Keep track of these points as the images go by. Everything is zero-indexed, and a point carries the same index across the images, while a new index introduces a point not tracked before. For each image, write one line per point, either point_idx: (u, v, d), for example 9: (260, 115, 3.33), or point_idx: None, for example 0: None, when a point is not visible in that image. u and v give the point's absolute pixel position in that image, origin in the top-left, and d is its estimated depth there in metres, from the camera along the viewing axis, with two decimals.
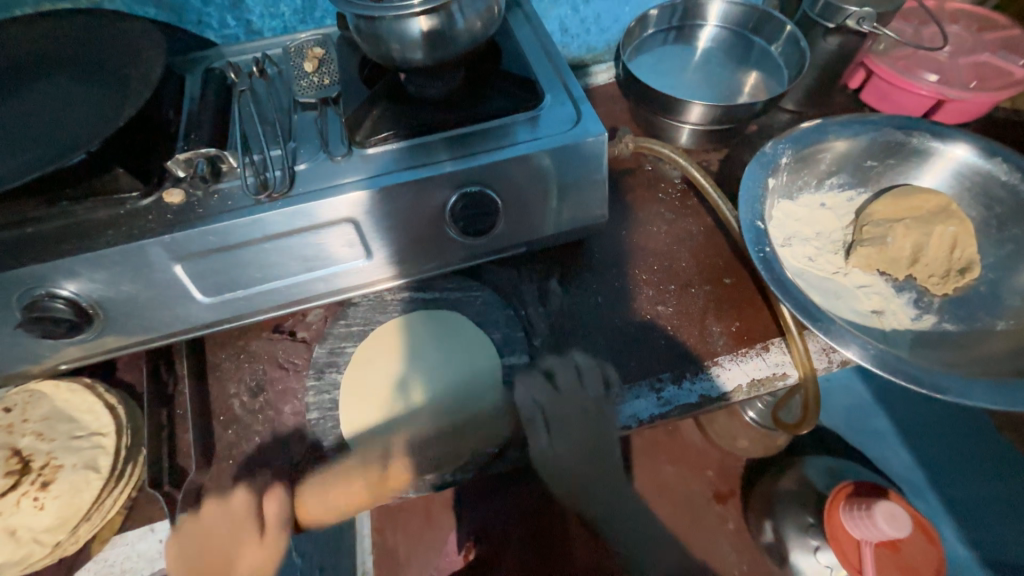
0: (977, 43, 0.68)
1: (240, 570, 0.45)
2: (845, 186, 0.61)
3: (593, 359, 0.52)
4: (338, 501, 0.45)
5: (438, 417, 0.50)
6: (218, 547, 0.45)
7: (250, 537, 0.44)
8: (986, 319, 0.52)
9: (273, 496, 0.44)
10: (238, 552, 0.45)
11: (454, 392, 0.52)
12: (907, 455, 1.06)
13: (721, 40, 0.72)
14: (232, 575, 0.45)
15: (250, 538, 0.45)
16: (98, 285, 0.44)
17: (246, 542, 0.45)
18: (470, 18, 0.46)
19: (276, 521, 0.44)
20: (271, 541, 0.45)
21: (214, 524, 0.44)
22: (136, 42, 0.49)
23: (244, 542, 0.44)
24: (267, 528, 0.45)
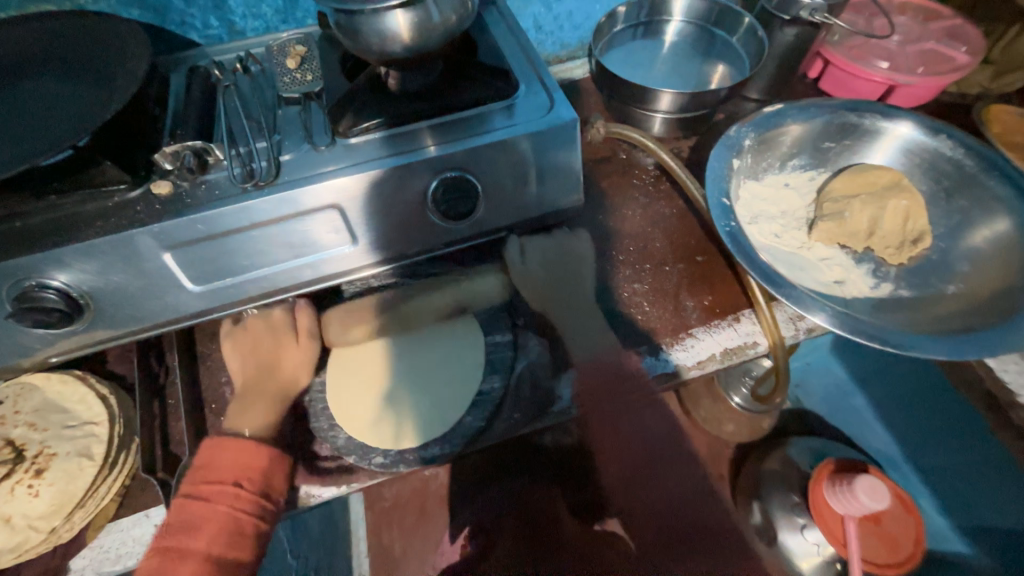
0: (924, 32, 0.73)
1: (284, 367, 0.53)
2: (806, 167, 0.65)
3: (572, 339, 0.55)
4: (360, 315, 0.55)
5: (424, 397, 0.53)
6: (267, 350, 0.52)
7: (289, 340, 0.54)
8: (938, 284, 0.55)
9: (305, 313, 0.55)
10: (280, 357, 0.53)
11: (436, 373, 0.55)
12: (885, 431, 1.10)
13: (687, 34, 0.76)
14: (278, 377, 0.52)
15: (289, 339, 0.54)
16: (88, 276, 0.45)
17: (285, 342, 0.54)
18: (446, 11, 0.48)
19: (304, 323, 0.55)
20: (308, 343, 0.54)
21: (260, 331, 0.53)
22: (120, 41, 0.51)
23: (288, 340, 0.54)
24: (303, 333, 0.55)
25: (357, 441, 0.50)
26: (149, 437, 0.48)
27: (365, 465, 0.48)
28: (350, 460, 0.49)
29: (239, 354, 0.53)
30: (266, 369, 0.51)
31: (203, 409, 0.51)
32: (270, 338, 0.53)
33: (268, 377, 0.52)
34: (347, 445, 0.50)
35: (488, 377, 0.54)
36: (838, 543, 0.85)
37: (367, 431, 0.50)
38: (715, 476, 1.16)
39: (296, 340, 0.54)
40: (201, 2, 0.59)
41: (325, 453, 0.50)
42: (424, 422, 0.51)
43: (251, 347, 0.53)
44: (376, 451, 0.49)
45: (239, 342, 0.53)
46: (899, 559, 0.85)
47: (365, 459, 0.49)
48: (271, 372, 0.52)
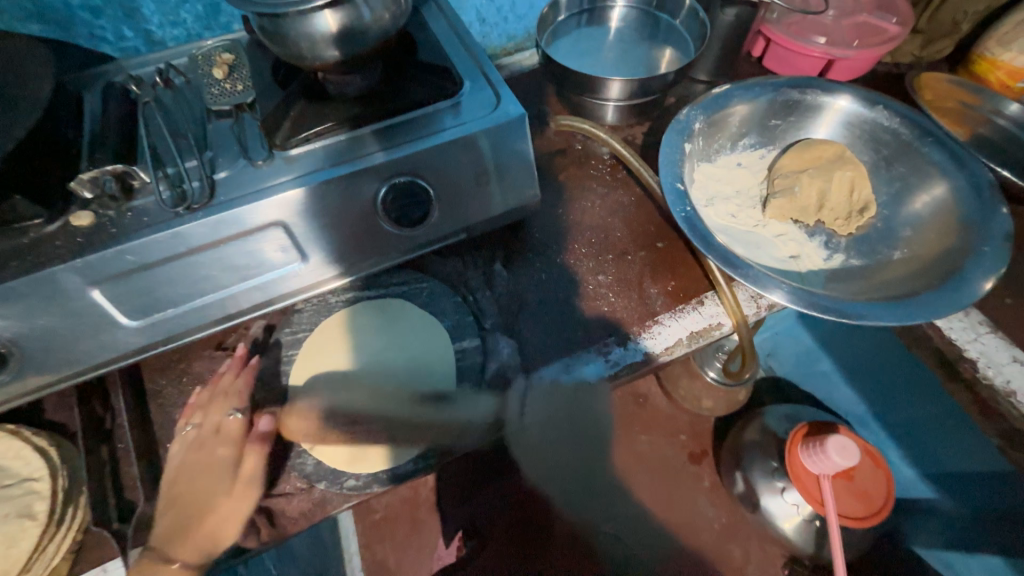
0: (857, 5, 0.75)
1: (218, 512, 0.45)
2: (756, 145, 0.66)
3: (541, 338, 0.54)
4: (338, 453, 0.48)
5: (394, 411, 0.51)
6: (201, 488, 0.46)
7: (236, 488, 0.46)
8: (885, 250, 0.57)
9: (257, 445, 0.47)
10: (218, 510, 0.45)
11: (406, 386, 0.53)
12: (851, 391, 1.15)
13: (631, 19, 0.75)
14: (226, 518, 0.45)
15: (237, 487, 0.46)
16: (8, 322, 0.41)
17: (219, 486, 0.46)
18: (377, 10, 0.46)
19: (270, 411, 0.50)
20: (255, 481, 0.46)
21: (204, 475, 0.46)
22: (17, 59, 0.46)
23: (222, 485, 0.46)
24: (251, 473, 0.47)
25: (326, 465, 0.48)
26: (99, 487, 0.45)
27: (338, 489, 0.47)
28: (321, 486, 0.47)
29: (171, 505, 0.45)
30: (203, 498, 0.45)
31: (158, 450, 0.48)
32: (203, 451, 0.47)
33: (198, 501, 0.45)
34: (316, 471, 0.48)
35: (459, 385, 0.52)
36: (816, 503, 0.88)
37: (335, 459, 0.48)
38: (698, 451, 1.19)
39: (233, 473, 0.47)
40: (110, 11, 0.55)
41: (294, 481, 0.47)
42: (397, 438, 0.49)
43: (179, 484, 0.46)
44: (349, 473, 0.47)
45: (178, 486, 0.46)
46: (874, 510, 0.89)
47: (337, 482, 0.47)
48: (207, 514, 0.46)
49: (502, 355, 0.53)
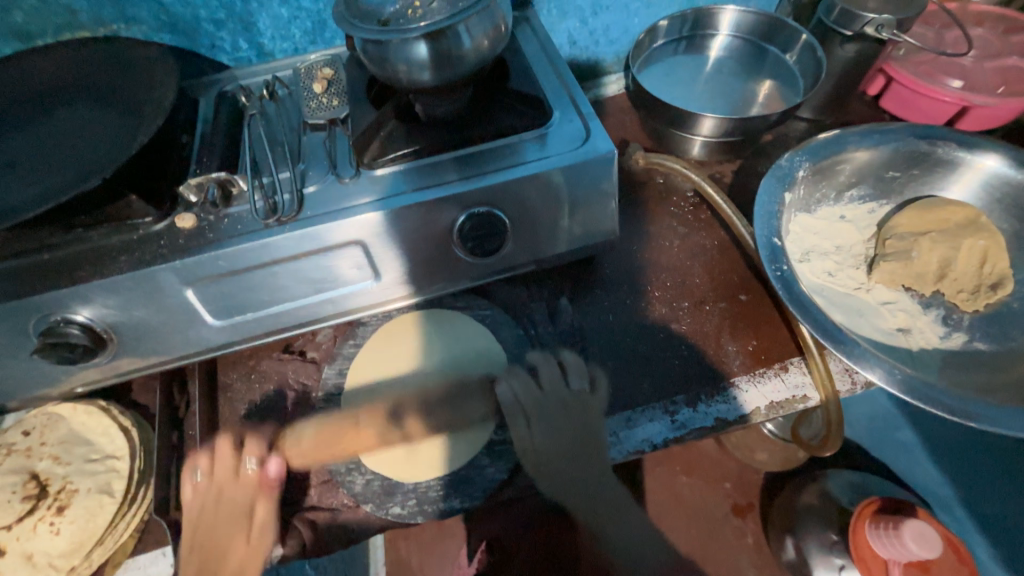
0: (1004, 46, 0.65)
1: (227, 568, 0.44)
2: (866, 198, 0.59)
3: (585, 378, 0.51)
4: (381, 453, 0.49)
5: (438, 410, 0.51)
6: (219, 538, 0.45)
7: (238, 536, 0.45)
8: (1021, 337, 0.49)
9: (264, 497, 0.47)
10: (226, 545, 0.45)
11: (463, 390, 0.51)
12: (938, 472, 1.01)
13: (733, 49, 0.71)
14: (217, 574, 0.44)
15: (240, 535, 0.45)
16: (111, 310, 0.45)
17: (236, 536, 0.45)
18: (477, 37, 0.45)
19: (263, 526, 0.46)
20: (259, 537, 0.45)
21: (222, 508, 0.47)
22: (150, 69, 0.50)
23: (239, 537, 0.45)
24: (254, 524, 0.46)
25: (375, 485, 0.48)
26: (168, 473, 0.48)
27: (382, 514, 0.46)
28: (367, 508, 0.47)
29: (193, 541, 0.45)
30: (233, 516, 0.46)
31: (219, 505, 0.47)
32: (238, 489, 0.47)
33: (208, 553, 0.45)
34: (363, 492, 0.47)
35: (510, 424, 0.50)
36: None
37: (385, 488, 0.48)
38: (743, 504, 1.09)
39: (249, 524, 0.46)
40: (230, 24, 0.59)
41: (342, 497, 0.47)
42: (446, 446, 0.49)
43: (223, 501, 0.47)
44: (394, 501, 0.47)
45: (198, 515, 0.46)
46: None
47: (382, 508, 0.47)
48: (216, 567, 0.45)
49: (565, 409, 0.50)
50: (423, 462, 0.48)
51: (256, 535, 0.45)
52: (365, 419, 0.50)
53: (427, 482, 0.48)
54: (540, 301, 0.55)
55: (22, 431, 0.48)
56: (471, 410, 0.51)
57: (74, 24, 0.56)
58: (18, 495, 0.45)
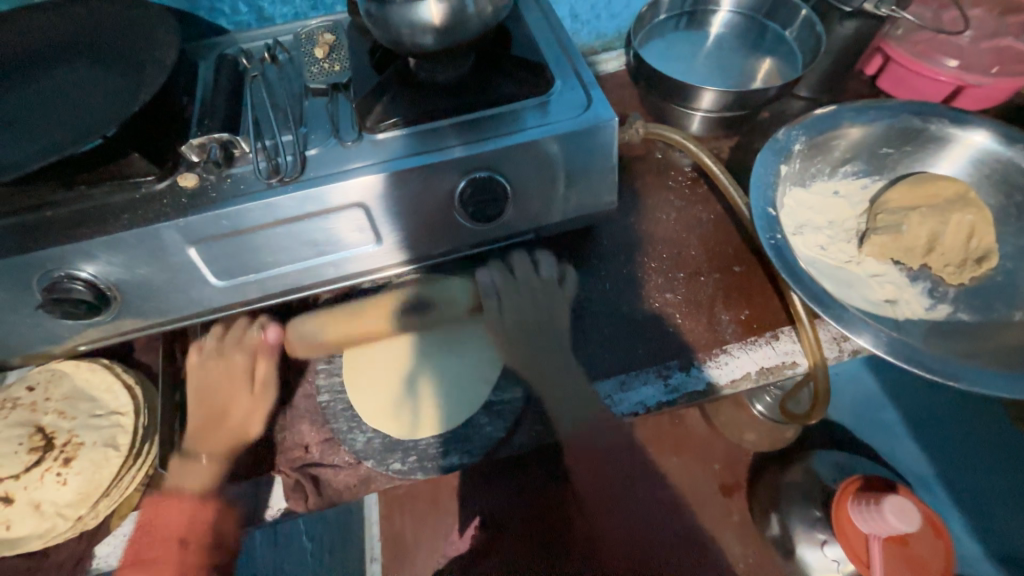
0: (1001, 27, 0.66)
1: (233, 415, 0.51)
2: (860, 174, 0.60)
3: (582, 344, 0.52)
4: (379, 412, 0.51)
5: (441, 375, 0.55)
6: (219, 398, 0.52)
7: (243, 388, 0.52)
8: (1003, 308, 0.51)
9: (264, 357, 0.53)
10: (229, 400, 0.51)
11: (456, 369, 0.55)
12: (919, 451, 1.04)
13: (734, 25, 0.71)
14: (225, 425, 0.50)
15: (242, 388, 0.52)
16: (115, 268, 0.45)
17: (239, 391, 0.52)
18: (481, 1, 0.45)
19: (264, 376, 0.52)
20: (261, 391, 0.52)
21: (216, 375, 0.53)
22: (149, 28, 0.50)
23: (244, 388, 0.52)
24: (256, 380, 0.53)
25: (376, 443, 0.49)
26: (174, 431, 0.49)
27: (383, 470, 0.48)
28: (368, 464, 0.48)
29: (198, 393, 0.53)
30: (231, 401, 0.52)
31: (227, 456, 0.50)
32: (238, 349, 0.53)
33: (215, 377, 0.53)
34: (365, 449, 0.49)
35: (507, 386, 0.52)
36: (861, 565, 0.81)
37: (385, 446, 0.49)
38: (731, 483, 1.11)
39: (249, 381, 0.52)
40: None
41: (343, 455, 0.49)
42: (445, 409, 0.52)
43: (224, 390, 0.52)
44: (394, 457, 0.48)
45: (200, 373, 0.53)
46: None
47: (383, 464, 0.48)
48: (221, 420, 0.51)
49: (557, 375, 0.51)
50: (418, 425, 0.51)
51: (258, 388, 0.52)
52: (365, 387, 0.53)
53: (428, 440, 0.49)
54: (536, 272, 0.56)
55: (25, 387, 0.49)
56: (469, 381, 0.54)
57: None
58: (25, 446, 0.47)
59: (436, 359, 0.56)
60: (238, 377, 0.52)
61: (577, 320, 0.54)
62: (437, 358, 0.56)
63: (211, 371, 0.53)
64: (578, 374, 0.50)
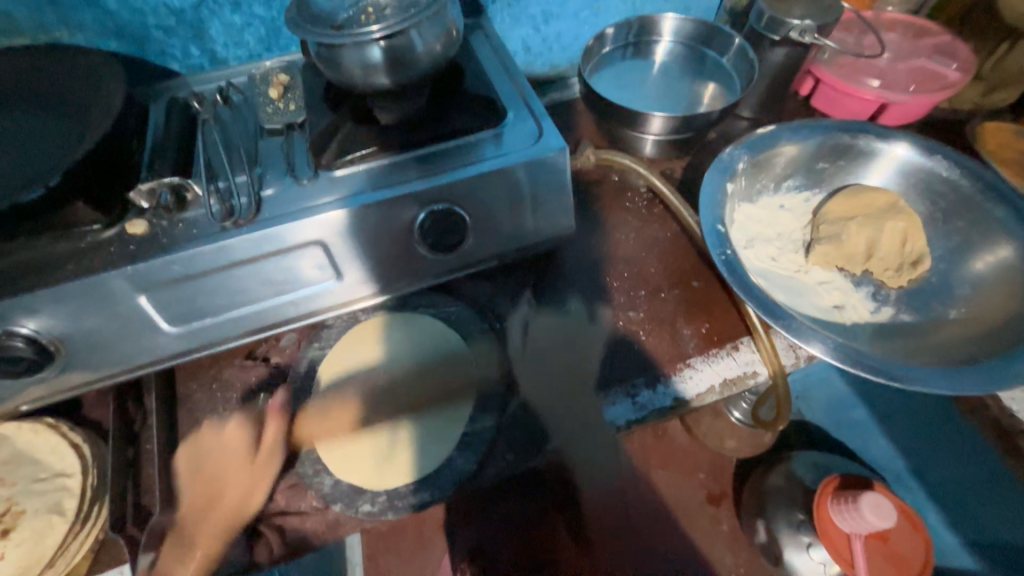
0: (914, 49, 0.72)
1: (231, 495, 0.47)
2: (801, 187, 0.64)
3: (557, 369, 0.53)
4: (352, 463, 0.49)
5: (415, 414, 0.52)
6: (217, 480, 0.47)
7: (245, 459, 0.48)
8: (940, 307, 0.54)
9: (273, 420, 0.49)
10: (228, 481, 0.47)
11: (431, 403, 0.52)
12: (889, 446, 1.08)
13: (676, 53, 0.75)
14: (224, 505, 0.46)
15: (243, 459, 0.48)
16: (58, 322, 0.43)
17: (239, 470, 0.48)
18: (430, 41, 0.47)
19: (270, 448, 0.48)
20: (263, 461, 0.48)
21: (212, 449, 0.48)
22: (94, 75, 0.49)
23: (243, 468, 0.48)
24: (260, 448, 0.48)
25: (344, 485, 0.48)
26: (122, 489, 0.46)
27: (353, 512, 0.46)
28: (337, 508, 0.47)
29: (193, 468, 0.48)
30: (235, 462, 0.48)
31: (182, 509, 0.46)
32: (225, 449, 0.48)
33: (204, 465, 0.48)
34: (333, 492, 0.47)
35: (480, 417, 0.50)
36: (845, 564, 0.82)
37: (353, 488, 0.48)
38: (717, 492, 1.11)
39: (253, 450, 0.48)
40: (180, 31, 0.58)
41: (310, 500, 0.47)
42: (420, 452, 0.50)
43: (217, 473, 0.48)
44: (364, 498, 0.47)
45: (191, 457, 0.48)
46: None
47: (352, 506, 0.47)
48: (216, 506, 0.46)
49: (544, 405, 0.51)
50: (391, 470, 0.49)
51: (261, 458, 0.48)
52: (332, 432, 0.50)
53: (398, 478, 0.48)
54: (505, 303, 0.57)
55: None
56: (441, 421, 0.51)
57: (11, 31, 0.54)
58: None
59: (410, 397, 0.53)
60: (238, 445, 0.48)
61: (545, 345, 0.54)
62: (411, 394, 0.53)
63: (214, 466, 0.48)
64: (546, 403, 0.51)
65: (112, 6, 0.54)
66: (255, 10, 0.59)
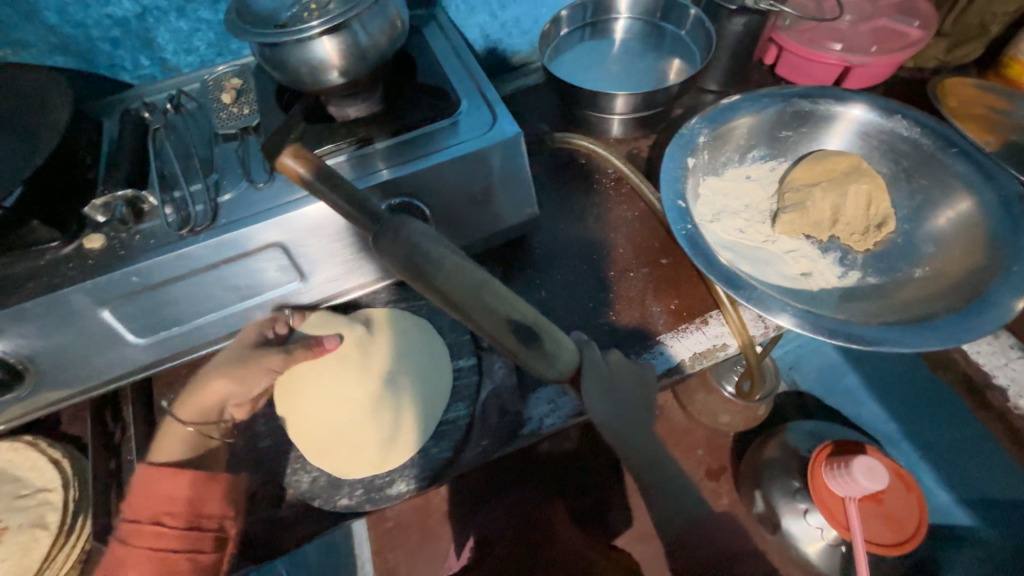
0: (876, 9, 0.71)
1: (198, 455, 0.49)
2: (766, 157, 0.64)
3: None
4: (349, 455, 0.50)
5: (405, 397, 0.54)
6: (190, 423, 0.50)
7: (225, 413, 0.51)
8: (905, 267, 0.54)
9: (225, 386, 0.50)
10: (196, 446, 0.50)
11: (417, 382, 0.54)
12: (881, 410, 1.09)
13: (636, 31, 0.74)
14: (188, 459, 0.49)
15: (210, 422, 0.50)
16: (24, 341, 0.43)
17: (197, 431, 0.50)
18: (373, 33, 0.46)
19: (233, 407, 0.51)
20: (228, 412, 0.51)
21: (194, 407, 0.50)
22: (40, 91, 0.49)
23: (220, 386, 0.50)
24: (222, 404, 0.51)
25: (321, 481, 0.48)
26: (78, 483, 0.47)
27: (331, 507, 0.46)
28: (316, 504, 0.47)
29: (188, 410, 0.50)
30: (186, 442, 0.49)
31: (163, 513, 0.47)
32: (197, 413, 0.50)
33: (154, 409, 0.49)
34: (310, 490, 0.48)
35: (453, 404, 0.52)
36: (842, 527, 0.82)
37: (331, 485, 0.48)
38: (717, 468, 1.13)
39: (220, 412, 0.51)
40: (128, 42, 0.58)
41: (290, 500, 0.47)
42: (416, 428, 0.51)
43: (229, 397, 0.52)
44: (341, 492, 0.47)
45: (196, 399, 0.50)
46: (904, 539, 0.83)
47: (330, 501, 0.47)
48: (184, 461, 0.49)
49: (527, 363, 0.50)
50: (393, 451, 0.50)
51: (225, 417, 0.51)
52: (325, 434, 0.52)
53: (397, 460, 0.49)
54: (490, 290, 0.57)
55: None
56: (429, 395, 0.53)
57: None
58: None
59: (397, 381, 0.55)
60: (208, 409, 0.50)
61: None
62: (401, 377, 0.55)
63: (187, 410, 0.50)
64: (517, 393, 0.51)
65: (54, 21, 0.54)
66: (201, 15, 0.58)
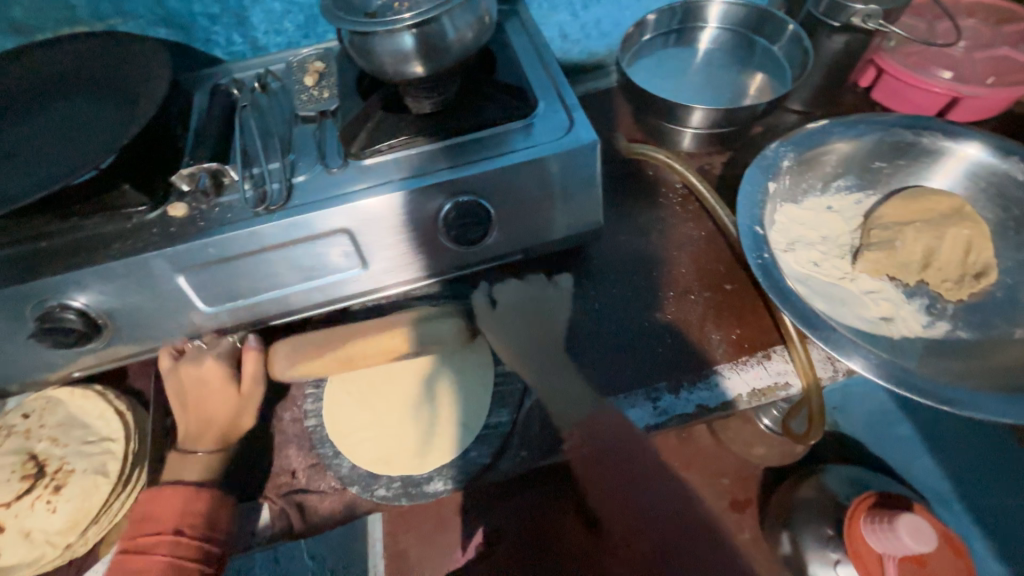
0: (997, 35, 0.65)
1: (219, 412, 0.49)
2: (852, 188, 0.59)
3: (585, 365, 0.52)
4: (387, 446, 0.51)
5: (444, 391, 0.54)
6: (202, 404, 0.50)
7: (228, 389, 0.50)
8: (1004, 325, 0.49)
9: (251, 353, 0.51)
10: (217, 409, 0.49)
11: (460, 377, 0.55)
12: (937, 467, 1.01)
13: (722, 41, 0.71)
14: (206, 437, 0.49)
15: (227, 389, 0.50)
16: (105, 297, 0.46)
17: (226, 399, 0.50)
18: (461, 28, 0.46)
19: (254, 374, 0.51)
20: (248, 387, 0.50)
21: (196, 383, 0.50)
22: (143, 61, 0.51)
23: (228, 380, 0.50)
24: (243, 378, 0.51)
25: (362, 469, 0.50)
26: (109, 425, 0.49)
27: (368, 496, 0.49)
28: (354, 490, 0.49)
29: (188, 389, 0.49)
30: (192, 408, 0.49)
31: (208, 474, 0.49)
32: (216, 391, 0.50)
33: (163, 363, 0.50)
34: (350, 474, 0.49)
35: (496, 411, 0.52)
36: None
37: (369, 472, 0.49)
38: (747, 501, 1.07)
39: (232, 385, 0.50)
40: (224, 19, 0.60)
41: (329, 480, 0.49)
42: (456, 430, 0.52)
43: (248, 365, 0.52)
44: (379, 483, 0.49)
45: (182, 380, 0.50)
46: None
47: (368, 490, 0.49)
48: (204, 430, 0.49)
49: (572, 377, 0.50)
50: (432, 452, 0.51)
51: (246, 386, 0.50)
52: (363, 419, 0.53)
53: (433, 461, 0.50)
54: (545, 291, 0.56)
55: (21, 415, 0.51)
56: (472, 392, 0.54)
57: (75, 20, 0.57)
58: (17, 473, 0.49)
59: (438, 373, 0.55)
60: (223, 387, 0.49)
61: (574, 340, 0.54)
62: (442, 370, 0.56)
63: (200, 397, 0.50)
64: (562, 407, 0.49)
65: None
66: None
